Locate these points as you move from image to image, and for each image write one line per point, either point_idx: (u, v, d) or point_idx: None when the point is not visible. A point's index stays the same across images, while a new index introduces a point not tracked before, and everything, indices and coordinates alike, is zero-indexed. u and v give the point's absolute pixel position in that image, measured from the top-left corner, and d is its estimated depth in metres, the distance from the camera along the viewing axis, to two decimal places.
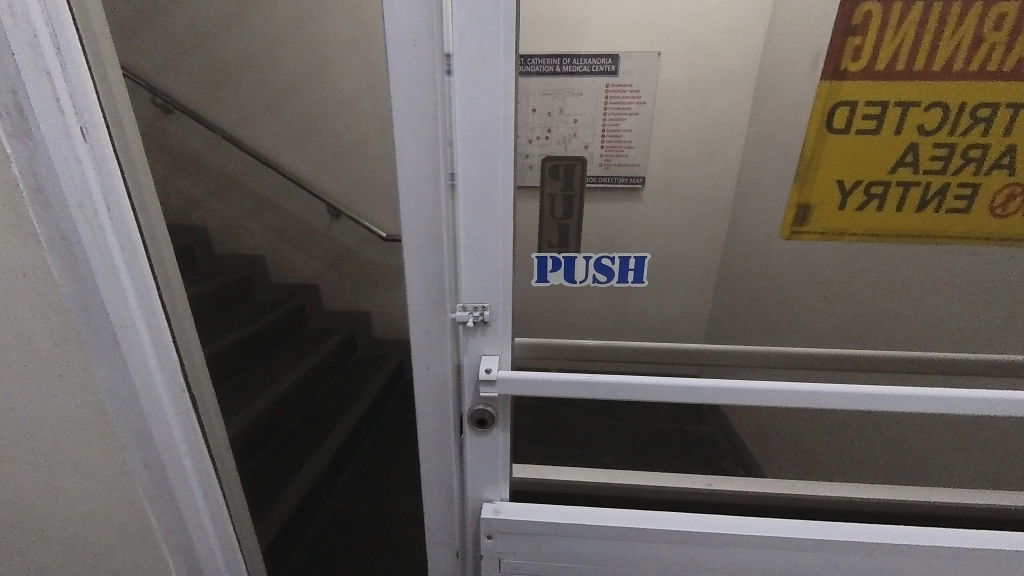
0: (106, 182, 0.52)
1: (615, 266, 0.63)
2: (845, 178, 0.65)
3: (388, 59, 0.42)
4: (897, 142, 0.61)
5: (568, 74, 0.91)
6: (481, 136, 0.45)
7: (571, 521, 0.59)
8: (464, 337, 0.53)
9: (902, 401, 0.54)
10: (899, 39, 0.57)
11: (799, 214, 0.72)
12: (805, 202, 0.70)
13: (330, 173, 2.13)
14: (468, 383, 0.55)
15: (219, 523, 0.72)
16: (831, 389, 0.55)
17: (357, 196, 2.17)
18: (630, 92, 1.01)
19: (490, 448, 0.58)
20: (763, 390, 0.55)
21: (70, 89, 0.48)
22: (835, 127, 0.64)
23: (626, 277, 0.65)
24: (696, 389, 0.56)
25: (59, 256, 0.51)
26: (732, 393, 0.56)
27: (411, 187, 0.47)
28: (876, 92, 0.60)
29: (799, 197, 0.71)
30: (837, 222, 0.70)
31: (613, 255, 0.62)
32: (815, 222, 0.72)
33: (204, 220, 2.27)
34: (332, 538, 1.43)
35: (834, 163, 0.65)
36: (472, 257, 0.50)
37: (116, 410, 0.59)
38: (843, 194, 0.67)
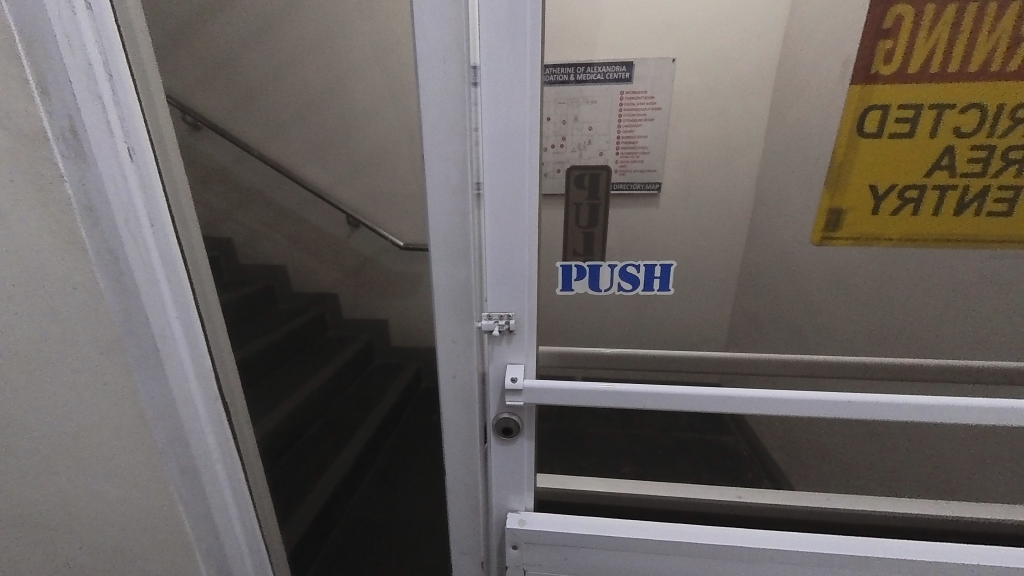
0: (149, 198, 0.55)
1: (641, 274, 0.62)
2: (880, 183, 0.63)
3: (420, 76, 0.44)
4: (932, 145, 0.59)
5: (580, 82, 0.91)
6: (506, 147, 0.46)
7: (602, 533, 0.59)
8: (489, 346, 0.54)
9: (942, 412, 0.52)
10: (933, 39, 0.56)
11: (832, 219, 0.71)
12: (837, 207, 0.69)
13: (350, 185, 2.19)
14: (492, 393, 0.55)
15: (249, 530, 0.74)
16: (870, 399, 0.53)
17: (375, 207, 2.21)
18: (643, 99, 1.02)
19: (515, 458, 0.58)
20: (783, 399, 0.54)
21: (120, 111, 0.51)
22: (867, 131, 0.63)
23: (651, 285, 0.63)
24: (718, 399, 0.55)
25: (107, 269, 0.54)
26: (758, 403, 0.55)
27: (440, 198, 0.48)
28: (909, 94, 0.58)
29: (831, 202, 0.69)
30: (872, 227, 0.68)
31: (638, 263, 0.61)
32: (848, 227, 0.70)
33: (230, 232, 2.35)
34: (353, 545, 1.43)
35: (867, 168, 0.64)
36: (498, 265, 0.50)
37: (156, 416, 0.62)
38: (878, 198, 0.65)
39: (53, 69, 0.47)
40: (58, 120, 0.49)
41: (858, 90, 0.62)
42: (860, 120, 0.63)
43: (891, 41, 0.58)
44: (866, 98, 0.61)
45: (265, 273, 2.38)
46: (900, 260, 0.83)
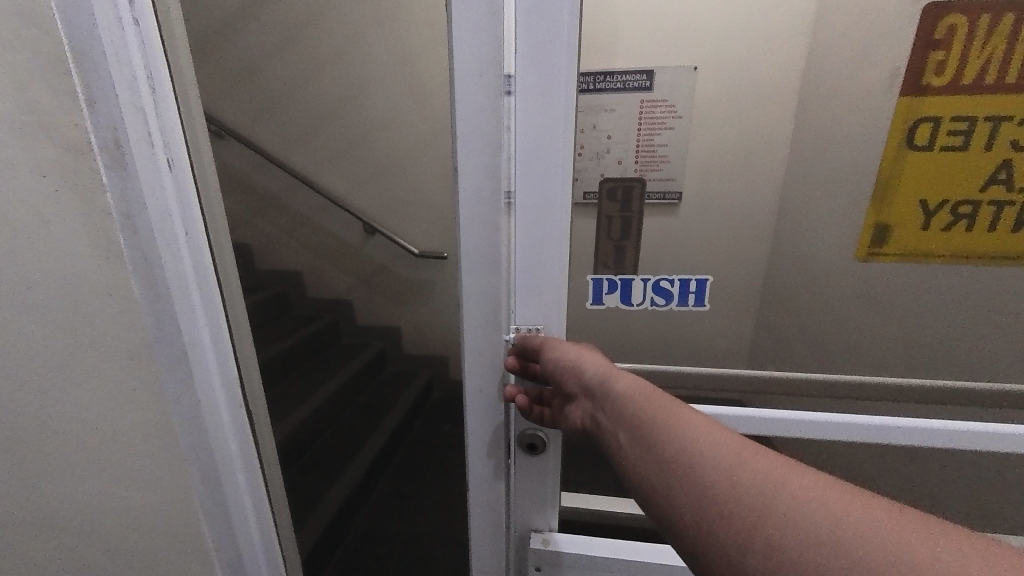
0: (185, 208, 0.56)
1: (674, 289, 0.61)
2: (928, 198, 0.61)
3: (455, 87, 0.44)
4: (988, 159, 0.57)
5: (599, 90, 0.82)
6: (539, 157, 0.45)
7: (627, 557, 0.57)
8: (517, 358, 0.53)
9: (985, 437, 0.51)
10: (987, 50, 0.55)
11: (876, 234, 0.69)
12: (882, 223, 0.67)
13: (368, 195, 2.22)
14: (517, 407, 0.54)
15: (266, 540, 0.73)
16: (909, 422, 0.52)
17: (392, 215, 2.24)
18: (664, 108, 0.97)
19: (540, 474, 0.57)
20: (818, 421, 0.54)
21: (160, 123, 0.52)
22: (915, 143, 0.61)
23: (686, 299, 0.63)
24: (752, 420, 0.56)
25: (142, 277, 0.55)
26: (795, 425, 0.54)
27: (472, 209, 0.48)
28: (962, 106, 0.57)
29: (875, 218, 0.68)
30: (920, 243, 0.65)
31: (672, 277, 0.61)
32: (894, 243, 0.67)
33: (250, 239, 2.41)
34: (366, 555, 1.42)
35: (915, 182, 0.62)
36: (528, 276, 0.49)
37: (182, 423, 0.62)
38: (927, 214, 0.62)
39: (99, 83, 0.49)
40: (103, 131, 0.50)
41: (907, 100, 0.60)
42: (907, 133, 0.61)
43: (943, 51, 0.57)
44: (915, 109, 0.60)
45: (283, 280, 2.42)
46: (939, 278, 0.79)
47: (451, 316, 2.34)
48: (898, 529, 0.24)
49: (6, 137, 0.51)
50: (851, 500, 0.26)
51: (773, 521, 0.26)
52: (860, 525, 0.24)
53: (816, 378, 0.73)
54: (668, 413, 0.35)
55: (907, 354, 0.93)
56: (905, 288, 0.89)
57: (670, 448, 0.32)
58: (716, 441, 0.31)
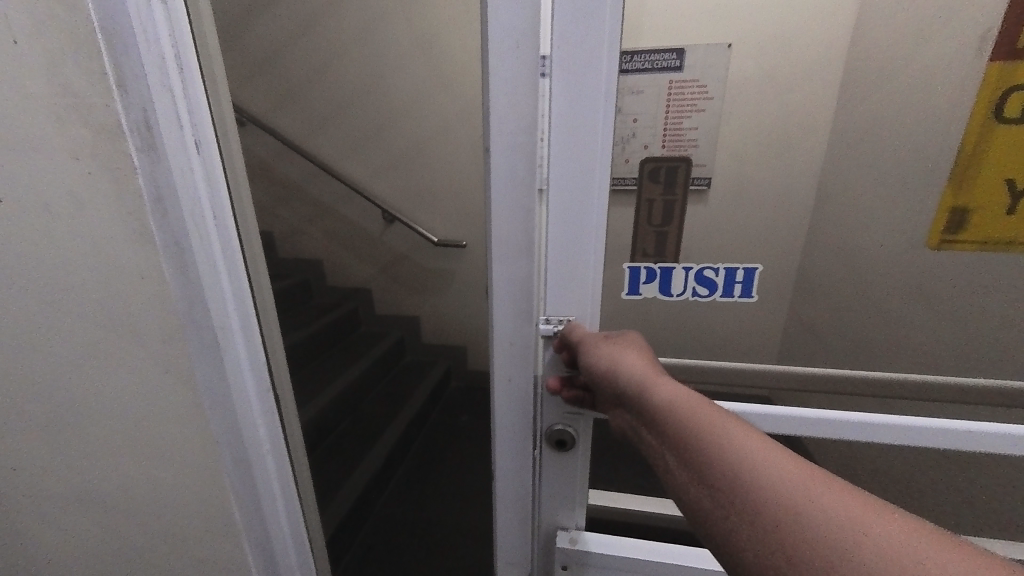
0: (213, 191, 0.56)
1: (719, 278, 0.58)
2: (1015, 177, 0.55)
3: (489, 64, 0.42)
4: None
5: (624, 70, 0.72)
6: (575, 141, 0.43)
7: (662, 559, 0.55)
8: (545, 351, 0.51)
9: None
10: None
11: (954, 220, 0.64)
12: (962, 207, 0.62)
13: (389, 183, 2.23)
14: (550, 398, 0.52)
15: (294, 524, 0.75)
16: (983, 427, 0.47)
17: (412, 203, 2.24)
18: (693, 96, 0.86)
19: (569, 472, 0.55)
20: (885, 426, 0.48)
21: (189, 104, 0.52)
22: (1008, 116, 0.57)
23: (730, 290, 0.59)
24: (806, 423, 0.51)
25: (173, 260, 0.56)
26: (853, 429, 0.49)
27: (505, 194, 0.45)
28: None
29: (955, 202, 0.63)
30: (1004, 230, 0.59)
31: (717, 266, 0.57)
32: (971, 231, 0.62)
33: (273, 227, 2.44)
34: (387, 538, 1.46)
35: (1004, 163, 0.57)
36: (561, 266, 0.47)
37: (213, 406, 0.63)
38: (1013, 197, 0.56)
39: (129, 63, 0.48)
40: (134, 114, 0.50)
41: (998, 68, 0.55)
42: (996, 103, 0.57)
43: None
44: (1005, 78, 0.54)
45: (306, 269, 2.46)
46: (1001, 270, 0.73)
47: (470, 305, 2.34)
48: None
49: (41, 119, 0.51)
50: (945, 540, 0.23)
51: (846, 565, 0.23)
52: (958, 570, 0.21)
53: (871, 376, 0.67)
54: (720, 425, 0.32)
55: (959, 351, 0.87)
56: (963, 280, 0.82)
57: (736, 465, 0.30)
58: (777, 465, 0.28)
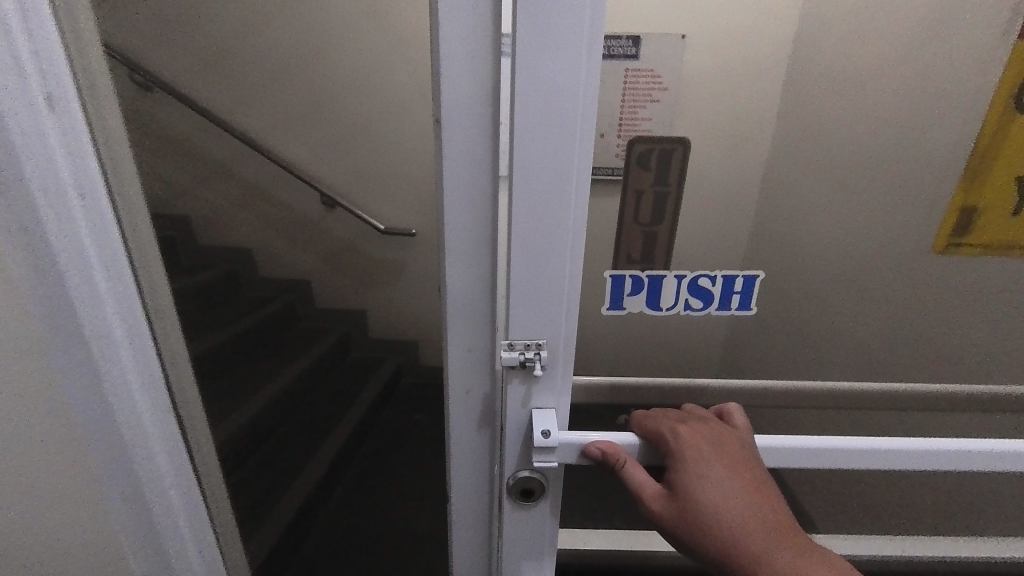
0: (78, 162, 0.43)
1: (716, 288, 0.53)
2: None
3: (438, 18, 0.34)
4: None
5: None
6: (549, 119, 0.35)
7: None
8: (508, 383, 0.43)
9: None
10: None
11: (961, 222, 0.57)
12: (971, 209, 0.55)
13: (334, 167, 2.05)
14: (519, 442, 0.45)
15: (209, 568, 0.64)
16: (943, 445, 0.45)
17: (360, 189, 2.08)
18: (645, 82, 0.49)
19: (536, 520, 0.48)
20: (873, 449, 0.44)
21: (34, 46, 0.39)
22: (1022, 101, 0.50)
23: (728, 301, 0.54)
24: (803, 451, 0.44)
25: (20, 251, 0.42)
26: (829, 454, 0.44)
27: (461, 177, 0.38)
28: None
29: (964, 204, 0.55)
30: (1005, 233, 0.56)
31: (713, 274, 0.52)
32: (977, 231, 0.57)
33: (191, 210, 2.12)
34: (328, 555, 1.35)
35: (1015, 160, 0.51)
36: (529, 275, 0.39)
37: (92, 435, 0.50)
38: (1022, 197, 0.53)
39: None
40: None
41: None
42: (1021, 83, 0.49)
43: None
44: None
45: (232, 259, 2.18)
46: None
47: (421, 298, 2.25)
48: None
49: None
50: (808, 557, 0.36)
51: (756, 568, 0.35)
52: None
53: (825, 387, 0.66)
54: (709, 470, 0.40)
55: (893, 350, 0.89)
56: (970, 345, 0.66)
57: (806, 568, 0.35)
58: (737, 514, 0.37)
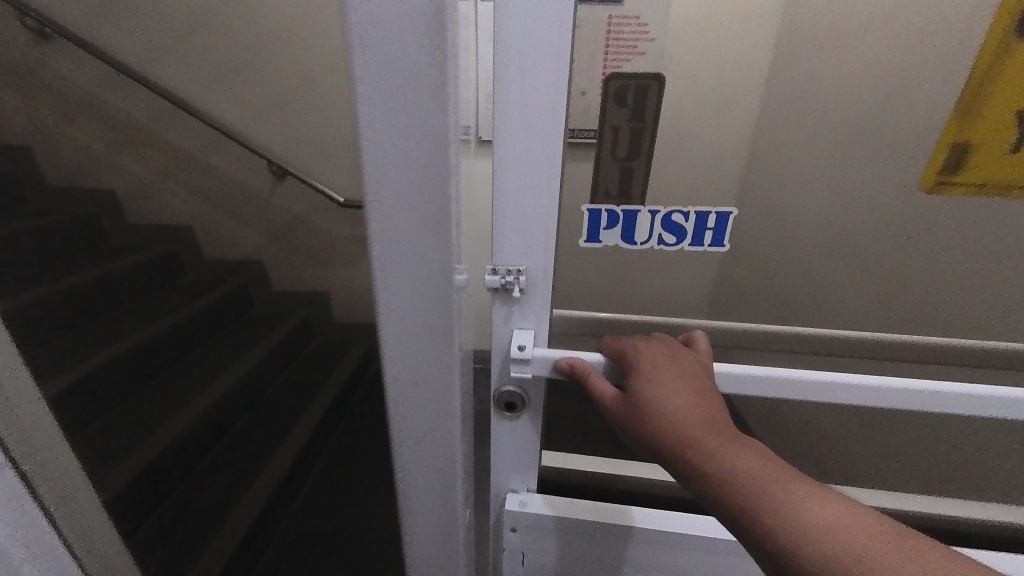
0: None
1: (689, 224, 0.48)
2: None
3: None
4: None
5: None
6: (531, 20, 0.32)
7: (612, 522, 0.51)
8: (491, 307, 0.42)
9: (1016, 407, 0.40)
10: None
11: (949, 159, 0.44)
12: (961, 142, 0.42)
13: (279, 127, 1.70)
14: (501, 363, 0.45)
15: None
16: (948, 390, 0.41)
17: (315, 157, 1.75)
18: (630, 30, 0.41)
19: (516, 434, 0.49)
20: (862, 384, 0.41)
21: None
22: None
23: (701, 240, 0.50)
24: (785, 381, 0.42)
25: None
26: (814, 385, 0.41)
27: (396, 45, 0.23)
28: None
29: (952, 135, 0.42)
30: (1007, 171, 0.43)
31: (687, 209, 0.48)
32: (971, 171, 0.44)
33: (93, 177, 1.69)
34: (299, 554, 1.21)
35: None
36: (505, 196, 0.38)
37: None
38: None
39: None
40: None
41: None
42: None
43: None
44: None
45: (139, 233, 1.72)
46: None
47: None
48: (768, 474, 0.30)
49: None
50: (756, 452, 0.32)
51: (691, 451, 0.32)
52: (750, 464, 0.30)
53: (803, 332, 0.55)
54: (658, 365, 0.37)
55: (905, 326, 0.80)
56: None
57: (764, 485, 0.29)
58: (679, 401, 0.34)
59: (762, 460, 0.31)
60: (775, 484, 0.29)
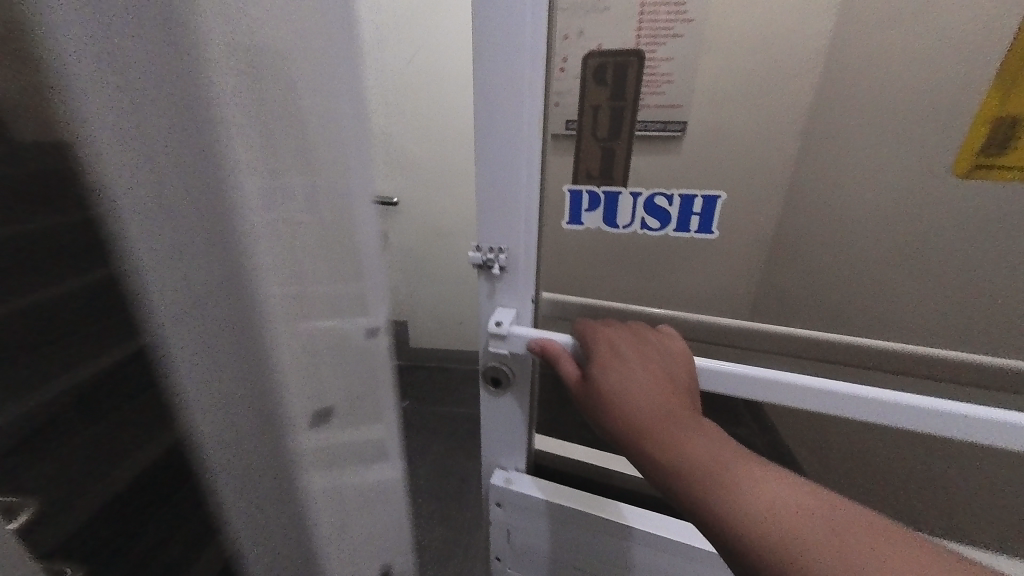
0: None
1: (674, 208, 0.44)
2: None
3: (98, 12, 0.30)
4: None
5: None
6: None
7: (592, 513, 0.51)
8: (479, 283, 0.44)
9: (984, 428, 0.31)
10: None
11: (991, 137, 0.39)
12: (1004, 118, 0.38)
13: None
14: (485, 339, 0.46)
15: None
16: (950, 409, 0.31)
17: None
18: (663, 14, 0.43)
19: (504, 412, 0.51)
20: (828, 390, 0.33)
21: None
22: None
23: (686, 224, 0.45)
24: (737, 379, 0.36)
25: None
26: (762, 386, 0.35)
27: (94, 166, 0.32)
28: None
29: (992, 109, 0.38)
30: None
31: (671, 191, 0.44)
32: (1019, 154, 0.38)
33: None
34: None
35: None
36: (488, 174, 0.39)
37: None
38: None
39: None
40: None
41: None
42: None
43: None
44: None
45: None
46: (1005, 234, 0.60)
47: None
48: (731, 464, 0.29)
49: None
50: (721, 441, 0.31)
51: (653, 444, 0.31)
52: (714, 455, 0.30)
53: (761, 326, 0.51)
54: (621, 356, 0.36)
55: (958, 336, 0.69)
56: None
57: (728, 476, 0.28)
58: (642, 395, 0.33)
59: (727, 449, 0.30)
60: (742, 472, 0.28)
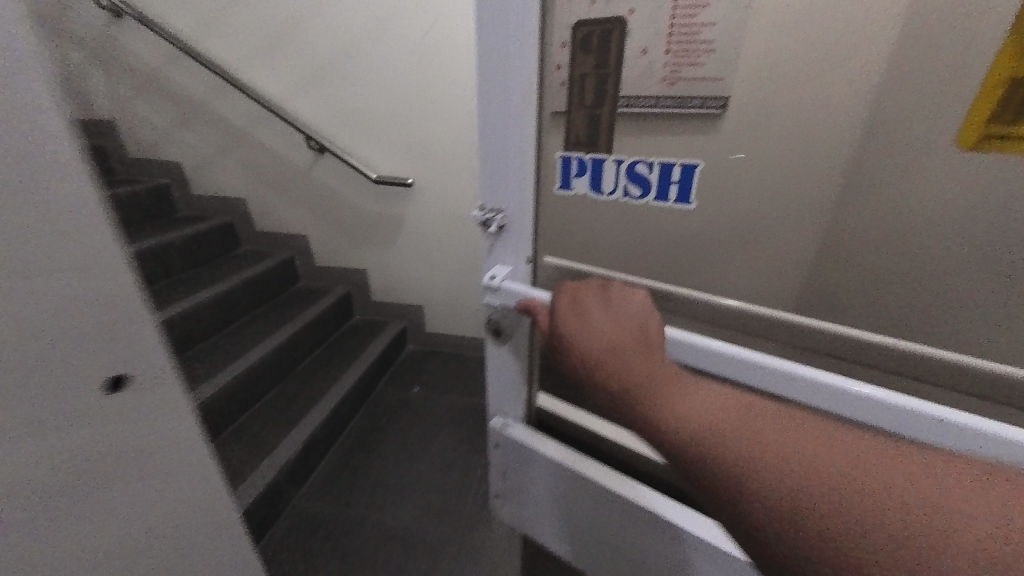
0: None
1: (653, 175, 0.40)
2: None
3: None
4: None
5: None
6: None
7: (585, 474, 0.44)
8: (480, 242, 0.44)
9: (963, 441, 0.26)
10: None
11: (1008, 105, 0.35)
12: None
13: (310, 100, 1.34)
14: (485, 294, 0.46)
15: None
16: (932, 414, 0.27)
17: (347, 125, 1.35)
18: None
19: (503, 367, 0.49)
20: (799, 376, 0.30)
21: None
22: None
23: (664, 195, 0.41)
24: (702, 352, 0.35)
25: None
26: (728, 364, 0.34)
27: None
28: None
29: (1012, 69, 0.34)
30: None
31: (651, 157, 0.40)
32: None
33: (130, 137, 1.56)
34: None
35: None
36: (487, 133, 0.39)
37: None
38: None
39: None
40: None
41: None
42: None
43: None
44: None
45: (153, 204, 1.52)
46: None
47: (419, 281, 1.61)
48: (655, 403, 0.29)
49: None
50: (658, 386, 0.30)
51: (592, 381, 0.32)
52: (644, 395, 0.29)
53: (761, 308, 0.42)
54: (581, 305, 0.36)
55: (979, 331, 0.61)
56: None
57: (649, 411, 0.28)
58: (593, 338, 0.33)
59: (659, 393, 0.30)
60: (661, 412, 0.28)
